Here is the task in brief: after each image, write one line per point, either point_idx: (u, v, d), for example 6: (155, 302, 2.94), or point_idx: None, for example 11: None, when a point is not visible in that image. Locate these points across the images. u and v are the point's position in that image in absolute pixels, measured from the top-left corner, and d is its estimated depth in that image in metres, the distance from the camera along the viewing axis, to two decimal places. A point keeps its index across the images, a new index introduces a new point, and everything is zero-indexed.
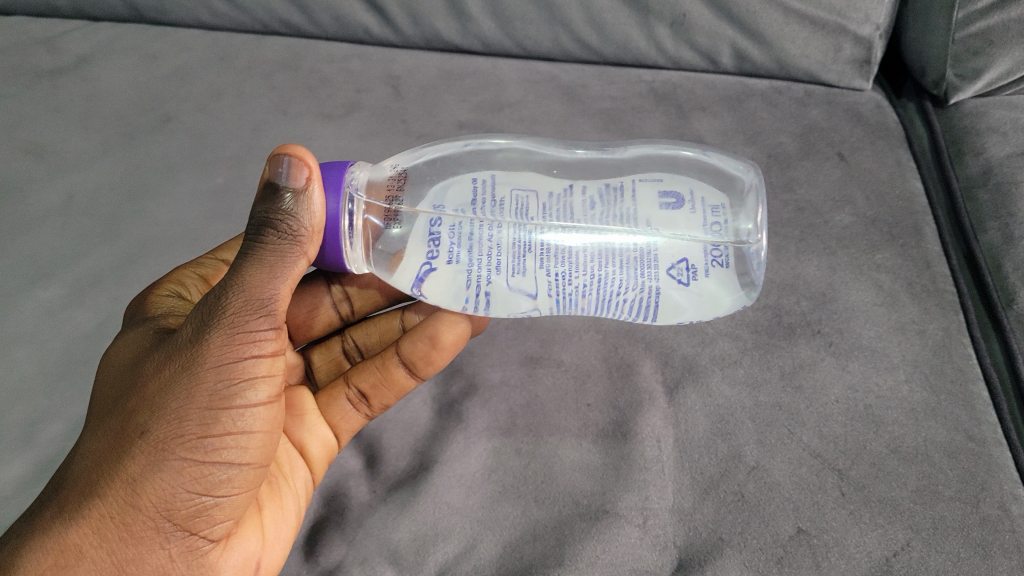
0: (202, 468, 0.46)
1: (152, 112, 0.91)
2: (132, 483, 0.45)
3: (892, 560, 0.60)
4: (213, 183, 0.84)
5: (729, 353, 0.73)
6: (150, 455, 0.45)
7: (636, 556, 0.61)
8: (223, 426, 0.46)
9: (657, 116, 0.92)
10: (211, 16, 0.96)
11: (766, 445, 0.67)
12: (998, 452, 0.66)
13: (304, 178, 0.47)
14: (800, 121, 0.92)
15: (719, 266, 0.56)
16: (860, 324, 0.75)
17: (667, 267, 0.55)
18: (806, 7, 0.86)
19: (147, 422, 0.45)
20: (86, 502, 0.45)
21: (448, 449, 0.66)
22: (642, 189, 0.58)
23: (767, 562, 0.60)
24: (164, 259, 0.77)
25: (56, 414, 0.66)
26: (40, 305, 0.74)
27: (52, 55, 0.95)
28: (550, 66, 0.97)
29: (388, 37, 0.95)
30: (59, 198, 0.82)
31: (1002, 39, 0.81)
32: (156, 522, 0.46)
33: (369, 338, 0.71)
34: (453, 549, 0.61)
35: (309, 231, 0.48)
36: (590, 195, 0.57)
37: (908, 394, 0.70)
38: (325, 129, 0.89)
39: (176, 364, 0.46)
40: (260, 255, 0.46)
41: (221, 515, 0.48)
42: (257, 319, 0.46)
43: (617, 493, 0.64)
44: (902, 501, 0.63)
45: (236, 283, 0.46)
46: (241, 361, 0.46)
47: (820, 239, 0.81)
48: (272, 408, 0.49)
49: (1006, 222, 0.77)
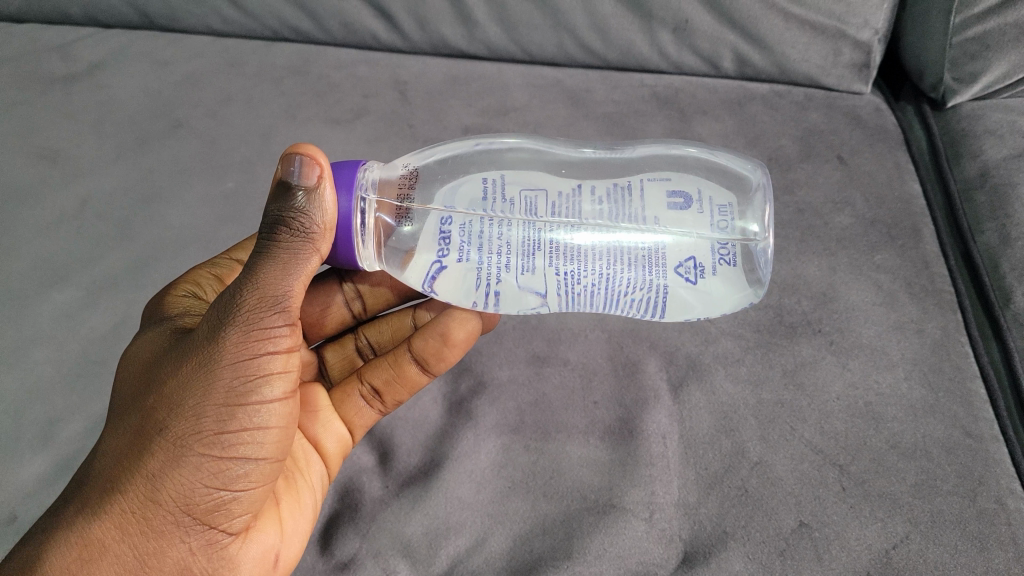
0: (220, 463, 0.48)
1: (164, 117, 0.92)
2: (153, 479, 0.47)
3: (891, 552, 0.62)
4: (224, 188, 0.86)
5: (732, 352, 0.74)
6: (169, 451, 0.47)
7: (643, 550, 0.62)
8: (240, 422, 0.48)
9: (659, 120, 0.94)
10: (221, 23, 0.98)
11: (768, 441, 0.68)
12: (995, 448, 0.67)
13: (316, 177, 0.48)
14: (800, 124, 0.93)
15: (726, 264, 0.57)
16: (860, 323, 0.76)
17: (675, 265, 0.56)
18: (806, 12, 0.87)
19: (165, 419, 0.47)
20: (108, 498, 0.47)
21: (459, 446, 0.68)
22: (650, 189, 0.59)
23: (770, 554, 0.62)
24: (177, 262, 0.79)
25: (74, 413, 0.68)
26: (57, 307, 0.75)
27: (65, 62, 0.97)
28: (554, 71, 0.98)
29: (395, 43, 0.97)
30: (74, 202, 0.84)
31: (998, 44, 0.83)
32: (176, 516, 0.48)
33: (381, 336, 0.73)
34: (465, 542, 0.63)
35: (321, 228, 0.50)
36: (599, 194, 0.59)
37: (907, 392, 0.72)
38: (334, 133, 0.91)
39: (193, 362, 0.47)
40: (275, 253, 0.48)
41: (239, 509, 0.50)
42: (272, 316, 0.48)
43: (624, 488, 0.66)
44: (901, 495, 0.65)
45: (251, 281, 0.48)
46: (257, 358, 0.48)
47: (820, 240, 0.83)
48: (288, 404, 0.51)
49: (1003, 223, 0.79)
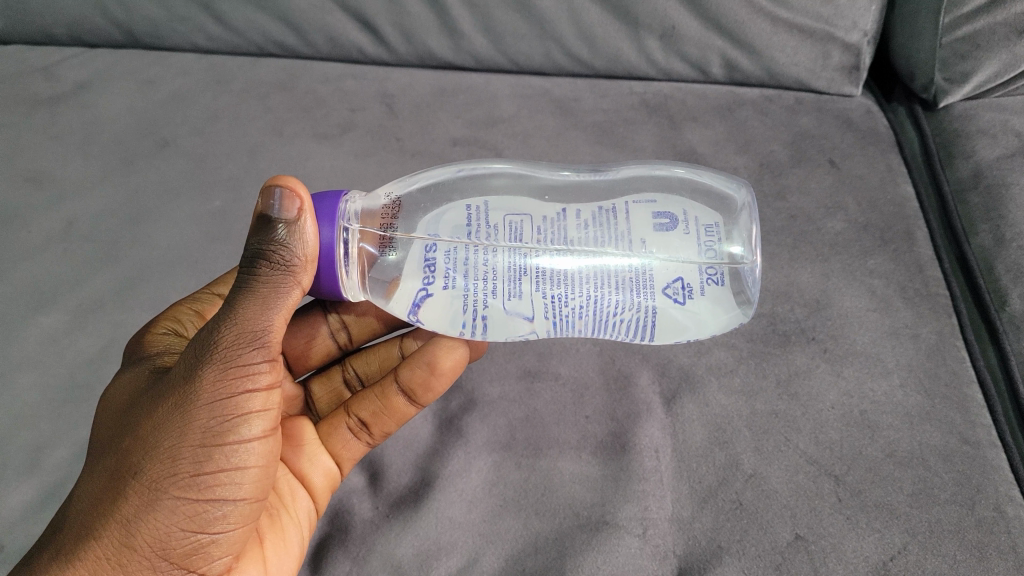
0: (196, 506, 0.47)
1: (150, 136, 0.92)
2: (127, 525, 0.46)
3: (889, 564, 0.61)
4: (211, 207, 0.85)
5: (725, 362, 0.73)
6: (144, 495, 0.46)
7: (636, 567, 0.61)
8: (216, 463, 0.47)
9: (649, 128, 0.93)
10: (206, 40, 0.97)
11: (762, 453, 0.68)
12: (993, 454, 0.67)
13: (296, 209, 0.48)
14: (791, 129, 0.93)
15: (714, 284, 0.56)
16: (854, 330, 0.76)
17: (663, 286, 0.55)
18: (795, 16, 0.87)
19: (140, 462, 0.46)
20: (81, 545, 0.46)
21: (449, 465, 0.68)
22: (636, 212, 0.58)
23: (766, 568, 0.61)
24: (164, 283, 0.79)
25: (60, 440, 0.68)
26: (44, 331, 0.75)
27: (50, 83, 0.96)
28: (543, 80, 0.98)
29: (382, 56, 0.97)
30: (60, 224, 0.83)
31: (988, 43, 0.82)
32: (152, 561, 0.47)
33: (369, 367, 0.72)
34: (455, 563, 0.62)
35: (301, 261, 0.49)
36: (584, 219, 0.58)
37: (903, 399, 0.71)
38: (321, 149, 0.91)
39: (169, 402, 0.47)
40: (255, 287, 0.48)
41: (219, 551, 0.49)
42: (251, 352, 0.47)
43: (617, 504, 0.65)
44: (899, 505, 0.64)
45: (229, 318, 0.47)
46: (234, 397, 0.47)
47: (812, 246, 0.82)
48: (267, 442, 0.50)
49: (997, 224, 0.78)
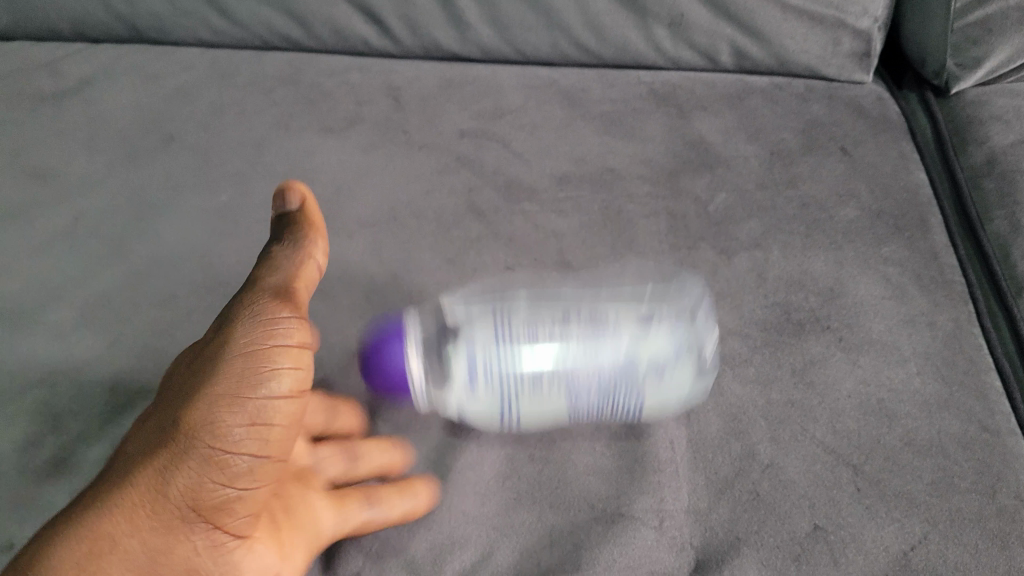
0: (224, 457, 0.47)
1: (155, 132, 0.91)
2: (163, 471, 0.47)
3: (909, 554, 0.60)
4: (218, 202, 0.85)
5: (739, 352, 0.72)
6: (179, 443, 0.47)
7: (653, 559, 0.61)
8: (245, 415, 0.47)
9: (658, 117, 0.92)
10: (211, 34, 0.98)
11: (779, 443, 0.67)
12: (1013, 441, 0.66)
13: (300, 200, 0.59)
14: (802, 117, 0.92)
15: (682, 367, 0.67)
16: (870, 318, 0.75)
17: (644, 382, 0.66)
18: (804, 3, 0.86)
19: (179, 412, 0.48)
20: (116, 493, 0.47)
21: (461, 458, 0.67)
22: (618, 311, 0.71)
23: (785, 560, 0.60)
24: (172, 278, 0.78)
25: (68, 436, 0.67)
26: (51, 328, 0.74)
27: (54, 79, 0.96)
28: (550, 71, 0.97)
29: (388, 48, 0.97)
30: (66, 221, 0.83)
31: (1001, 27, 0.83)
32: (181, 512, 0.47)
33: None
34: (469, 557, 0.61)
35: (314, 234, 0.57)
36: (580, 313, 0.70)
37: (920, 387, 0.70)
38: (327, 142, 0.90)
39: (207, 363, 0.49)
40: (279, 257, 0.55)
41: (244, 509, 0.50)
42: (279, 308, 0.51)
43: (631, 496, 0.64)
44: (918, 494, 0.63)
45: (261, 282, 0.53)
46: (264, 350, 0.49)
47: (826, 234, 0.81)
48: (295, 402, 0.50)
49: (1012, 210, 0.78)
